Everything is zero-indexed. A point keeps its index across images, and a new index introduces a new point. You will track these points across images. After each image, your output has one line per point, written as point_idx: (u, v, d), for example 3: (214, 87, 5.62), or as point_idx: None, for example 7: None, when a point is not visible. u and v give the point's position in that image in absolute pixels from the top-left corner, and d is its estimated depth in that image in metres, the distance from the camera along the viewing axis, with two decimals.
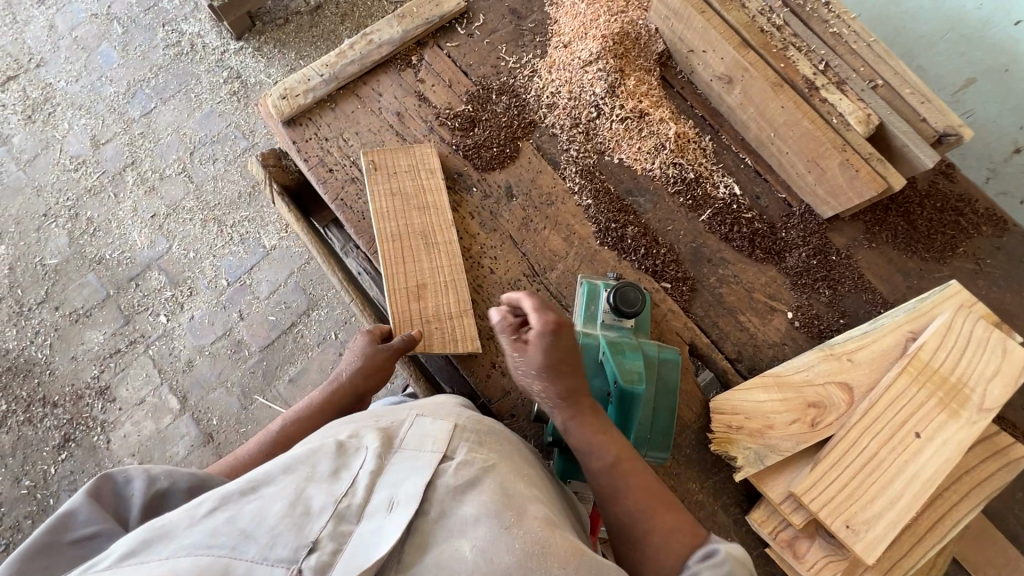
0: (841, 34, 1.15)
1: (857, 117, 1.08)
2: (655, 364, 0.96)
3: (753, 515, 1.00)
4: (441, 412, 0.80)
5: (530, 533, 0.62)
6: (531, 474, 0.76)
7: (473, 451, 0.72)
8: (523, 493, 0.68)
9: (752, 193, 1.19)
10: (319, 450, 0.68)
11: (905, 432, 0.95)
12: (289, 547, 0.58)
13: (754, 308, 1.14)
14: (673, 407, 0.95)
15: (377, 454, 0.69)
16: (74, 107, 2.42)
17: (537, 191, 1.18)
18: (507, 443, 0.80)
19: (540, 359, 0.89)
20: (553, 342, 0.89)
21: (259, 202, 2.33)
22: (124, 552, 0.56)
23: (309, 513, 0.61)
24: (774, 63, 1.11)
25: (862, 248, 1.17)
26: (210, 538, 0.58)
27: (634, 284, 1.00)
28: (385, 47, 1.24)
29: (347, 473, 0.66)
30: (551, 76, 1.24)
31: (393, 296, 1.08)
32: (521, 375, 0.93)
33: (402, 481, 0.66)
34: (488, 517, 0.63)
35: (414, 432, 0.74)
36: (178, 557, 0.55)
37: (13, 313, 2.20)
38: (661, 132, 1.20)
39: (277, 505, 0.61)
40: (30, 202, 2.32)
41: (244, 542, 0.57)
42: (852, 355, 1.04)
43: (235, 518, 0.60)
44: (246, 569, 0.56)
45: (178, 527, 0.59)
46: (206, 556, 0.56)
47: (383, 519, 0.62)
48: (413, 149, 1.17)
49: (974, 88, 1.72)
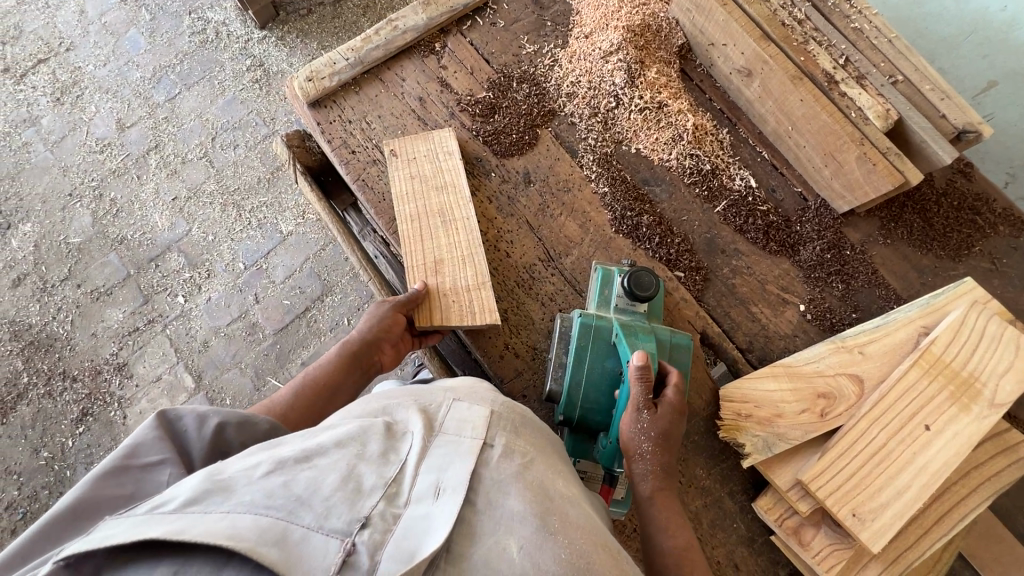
0: (861, 30, 1.16)
1: (876, 112, 1.09)
2: (668, 349, 0.97)
3: (759, 502, 1.01)
4: (478, 396, 0.79)
5: (575, 542, 0.61)
6: (566, 470, 0.76)
7: (512, 441, 0.72)
8: (563, 493, 0.68)
9: (768, 185, 1.20)
10: (367, 427, 0.68)
11: (915, 424, 0.95)
12: (344, 519, 0.55)
13: (766, 300, 1.15)
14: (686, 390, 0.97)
15: (423, 438, 0.68)
16: (101, 90, 2.48)
17: (554, 178, 1.20)
18: (542, 435, 0.79)
19: (665, 428, 0.87)
20: (681, 422, 0.88)
21: (278, 188, 2.37)
22: (186, 498, 0.53)
23: (361, 490, 0.59)
24: (794, 56, 1.12)
25: (877, 244, 1.17)
26: (270, 498, 0.55)
27: (648, 269, 1.01)
28: (409, 34, 1.26)
29: (396, 455, 0.65)
30: (572, 65, 1.25)
31: (412, 270, 1.09)
32: (635, 432, 0.87)
33: (447, 467, 0.65)
34: (533, 519, 0.62)
35: (454, 415, 0.73)
36: (240, 514, 0.51)
37: (37, 289, 2.26)
38: (679, 124, 1.21)
39: (332, 476, 0.59)
40: (57, 182, 2.38)
41: (300, 508, 0.54)
42: (864, 348, 1.05)
43: (292, 483, 0.57)
44: (304, 535, 0.52)
45: (239, 483, 0.56)
46: (266, 518, 0.52)
47: (430, 505, 0.61)
48: (431, 134, 1.19)
49: (995, 91, 1.72)
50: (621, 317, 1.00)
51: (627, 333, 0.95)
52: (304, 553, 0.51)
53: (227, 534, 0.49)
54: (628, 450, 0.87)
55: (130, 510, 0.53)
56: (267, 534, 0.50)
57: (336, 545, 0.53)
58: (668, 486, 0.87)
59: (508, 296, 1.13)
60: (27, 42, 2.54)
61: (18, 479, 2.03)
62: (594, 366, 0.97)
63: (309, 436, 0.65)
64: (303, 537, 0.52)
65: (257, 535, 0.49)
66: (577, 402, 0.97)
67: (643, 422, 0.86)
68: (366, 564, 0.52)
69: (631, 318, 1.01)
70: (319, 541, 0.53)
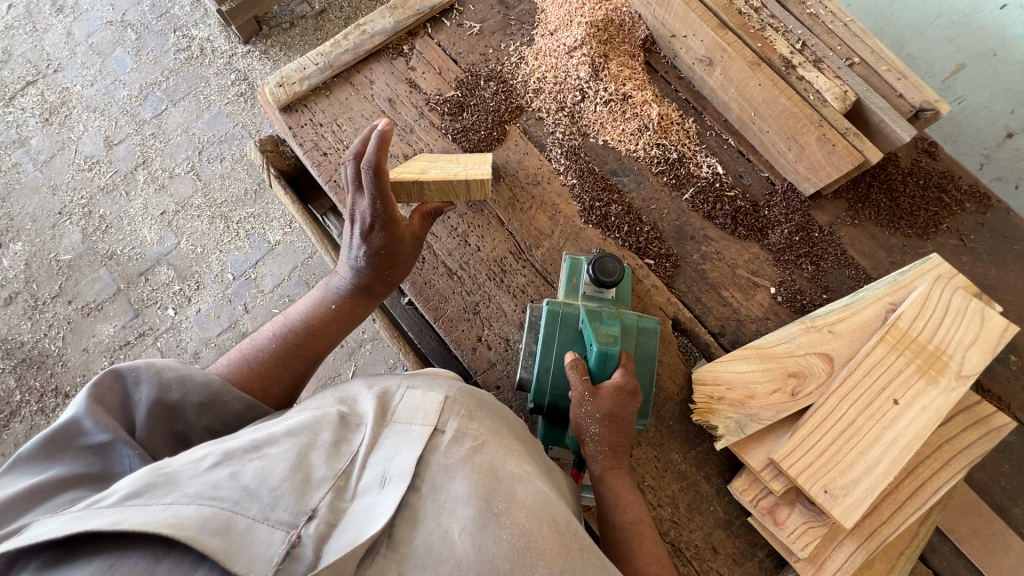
0: (817, 15, 1.17)
1: (833, 93, 1.09)
2: (634, 334, 1.00)
3: (734, 483, 1.01)
4: (431, 383, 0.80)
5: (517, 524, 0.62)
6: (521, 448, 0.76)
7: (464, 425, 0.72)
8: (512, 474, 0.68)
9: (735, 171, 1.22)
10: (320, 419, 0.69)
11: (884, 398, 0.96)
12: (291, 511, 0.56)
13: (737, 284, 1.16)
14: (653, 372, 0.99)
15: (374, 429, 0.69)
16: (90, 109, 2.52)
17: (524, 172, 1.22)
18: (499, 417, 0.80)
19: (610, 408, 0.89)
20: (627, 401, 0.90)
21: (264, 199, 2.40)
22: (128, 491, 0.53)
23: (309, 481, 0.60)
24: (752, 43, 1.13)
25: (845, 225, 1.19)
26: (215, 488, 0.55)
27: (614, 256, 1.02)
28: (377, 37, 1.28)
29: (347, 447, 0.67)
30: (538, 62, 1.27)
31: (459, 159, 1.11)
32: (581, 416, 0.90)
33: (395, 455, 0.66)
34: (478, 502, 0.64)
35: (406, 403, 0.74)
36: (183, 504, 0.52)
37: (29, 307, 2.28)
38: (644, 114, 1.23)
39: (280, 467, 0.60)
40: (46, 201, 2.41)
41: (246, 499, 0.55)
42: (833, 327, 1.05)
43: (239, 473, 0.58)
44: (248, 525, 0.53)
45: (185, 476, 0.57)
46: (210, 507, 0.53)
47: (376, 495, 0.61)
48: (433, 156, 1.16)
49: (964, 74, 1.74)
50: (588, 304, 1.02)
51: (592, 319, 0.97)
52: (247, 543, 0.51)
53: (169, 522, 0.50)
54: (578, 432, 0.91)
55: (68, 508, 0.53)
56: (209, 523, 0.51)
57: (281, 536, 0.53)
58: (620, 463, 0.89)
59: (480, 289, 1.15)
60: (16, 66, 2.58)
61: None
62: (561, 352, 0.99)
63: (261, 431, 0.67)
64: (248, 528, 0.53)
65: (199, 524, 0.50)
66: (547, 388, 0.98)
67: (586, 404, 0.89)
68: (310, 556, 0.53)
69: (599, 305, 1.03)
70: (264, 532, 0.53)
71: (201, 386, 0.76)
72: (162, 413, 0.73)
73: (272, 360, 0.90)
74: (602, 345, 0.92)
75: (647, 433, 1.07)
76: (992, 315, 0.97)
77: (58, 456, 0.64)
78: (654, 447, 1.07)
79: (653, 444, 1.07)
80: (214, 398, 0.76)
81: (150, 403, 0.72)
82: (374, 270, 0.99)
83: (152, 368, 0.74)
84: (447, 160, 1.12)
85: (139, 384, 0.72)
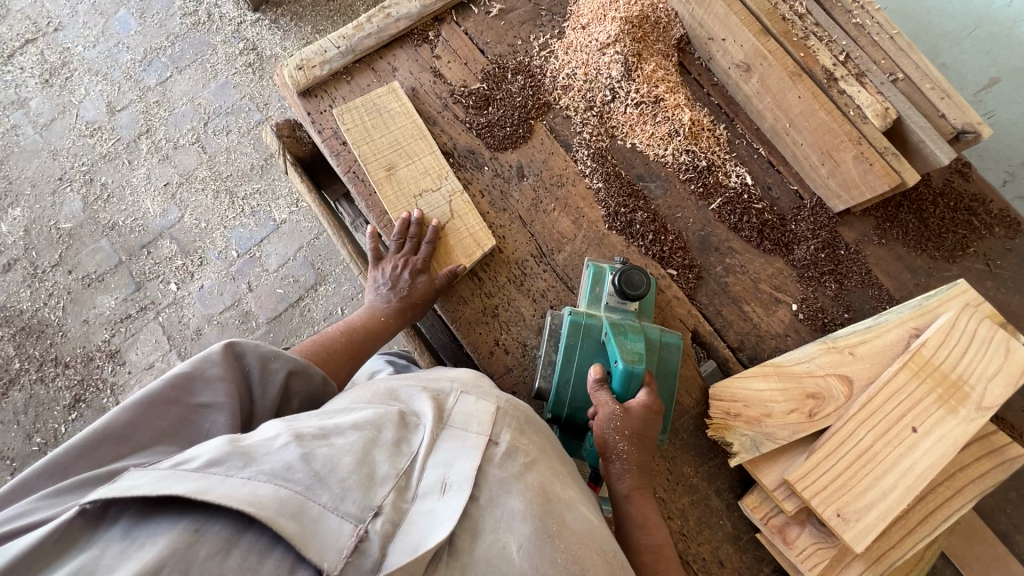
0: (863, 25, 1.11)
1: (874, 110, 1.06)
2: (657, 350, 0.99)
3: (746, 501, 1.02)
4: (482, 392, 0.82)
5: (569, 549, 0.64)
6: (567, 473, 0.79)
7: (515, 440, 0.75)
8: (561, 498, 0.71)
9: (764, 183, 1.19)
10: (383, 415, 0.71)
11: (902, 426, 0.96)
12: (358, 505, 0.59)
13: (759, 299, 1.15)
14: (673, 388, 0.99)
15: (434, 430, 0.71)
16: (91, 72, 2.44)
17: (548, 172, 1.18)
18: (545, 438, 0.82)
19: (639, 427, 0.89)
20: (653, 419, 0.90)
21: (271, 175, 2.35)
22: (209, 458, 0.56)
23: (374, 478, 0.62)
24: (793, 52, 1.09)
25: (871, 244, 1.17)
26: (289, 469, 0.58)
27: (640, 269, 0.99)
28: (402, 22, 1.23)
29: (408, 448, 0.68)
30: (568, 57, 1.23)
31: (421, 164, 1.16)
32: (608, 433, 0.89)
33: (453, 462, 0.68)
34: (532, 520, 0.66)
35: (461, 409, 0.76)
36: (260, 482, 0.55)
37: (28, 275, 2.24)
38: (676, 119, 1.19)
39: (347, 459, 0.62)
40: (46, 166, 2.35)
41: (317, 486, 0.58)
42: (854, 348, 1.05)
43: (310, 457, 0.60)
44: (320, 512, 0.56)
45: (260, 450, 0.59)
46: (285, 489, 0.56)
47: (437, 501, 0.64)
48: (378, 143, 1.16)
49: (996, 88, 1.69)
50: (610, 317, 1.01)
51: (615, 335, 0.95)
52: (319, 530, 0.55)
53: (249, 500, 0.53)
54: (604, 450, 0.90)
55: (152, 465, 0.57)
56: (286, 507, 0.54)
57: (350, 528, 0.57)
58: (643, 485, 0.89)
59: (499, 293, 1.13)
60: (14, 22, 2.48)
61: (12, 465, 2.04)
62: (582, 364, 0.98)
63: (327, 418, 0.68)
64: (319, 515, 0.56)
65: (276, 506, 0.54)
66: (566, 400, 0.98)
67: (615, 422, 0.89)
68: (376, 552, 0.56)
69: (621, 317, 1.01)
70: (334, 522, 0.56)
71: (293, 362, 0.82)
72: (260, 382, 0.79)
73: (340, 346, 0.99)
74: (630, 363, 0.91)
75: (663, 446, 1.07)
76: (1017, 347, 0.96)
77: (165, 406, 0.70)
78: (668, 460, 1.07)
79: (666, 456, 1.07)
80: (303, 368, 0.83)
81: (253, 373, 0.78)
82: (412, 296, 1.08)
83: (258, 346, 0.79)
84: (395, 154, 1.15)
85: (249, 351, 0.78)
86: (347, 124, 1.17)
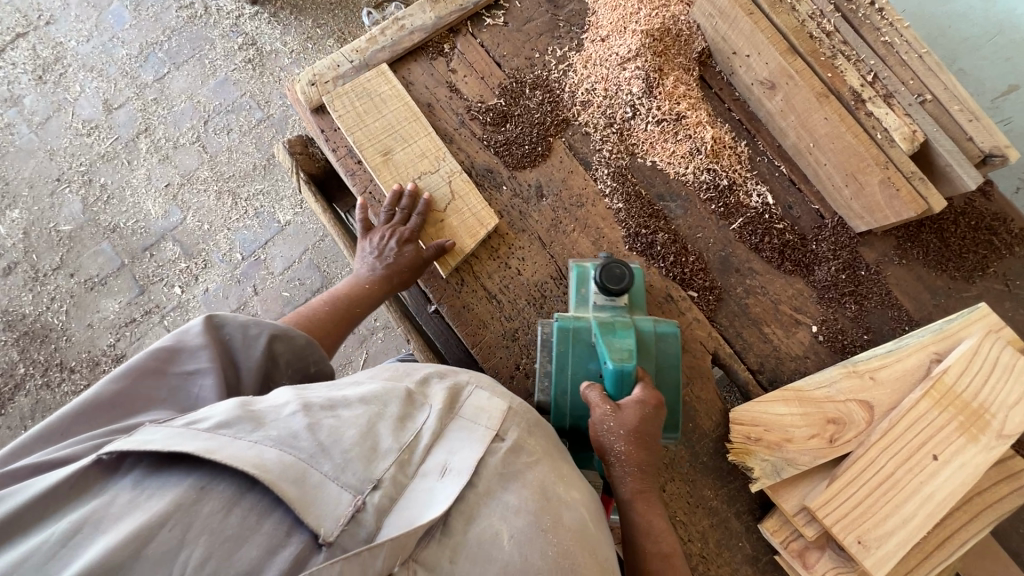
0: (893, 43, 1.08)
1: (902, 133, 1.04)
2: (651, 339, 0.98)
3: (766, 524, 1.03)
4: (498, 388, 0.82)
5: (561, 544, 0.64)
6: (574, 475, 0.77)
7: (522, 438, 0.75)
8: (560, 495, 0.70)
9: (785, 202, 1.18)
10: (391, 390, 0.72)
11: (923, 454, 0.96)
12: (357, 477, 0.60)
13: (779, 321, 1.14)
14: (676, 380, 0.98)
15: (442, 413, 0.72)
16: (86, 68, 2.37)
17: (567, 191, 1.17)
18: (552, 441, 0.81)
19: (637, 423, 0.87)
20: (653, 414, 0.88)
21: (274, 175, 2.31)
22: (219, 420, 0.60)
23: (376, 450, 0.64)
24: (821, 72, 1.07)
25: (892, 264, 1.16)
26: (294, 437, 0.60)
27: (619, 260, 0.97)
28: (417, 34, 1.20)
29: (413, 423, 0.69)
30: (587, 71, 1.20)
31: (418, 154, 1.14)
32: (605, 434, 0.88)
33: (458, 450, 0.69)
34: (527, 515, 0.66)
35: (473, 400, 0.76)
36: (266, 446, 0.58)
37: (29, 278, 2.21)
38: (697, 137, 1.17)
39: (351, 432, 0.64)
40: (43, 166, 2.30)
41: (320, 455, 0.60)
42: (875, 373, 1.05)
43: (316, 428, 0.62)
44: (319, 480, 0.58)
45: (269, 416, 0.62)
46: (289, 455, 0.58)
47: (435, 482, 0.65)
48: (372, 129, 1.14)
49: (1016, 95, 1.67)
50: (599, 314, 0.99)
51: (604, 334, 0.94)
52: (318, 498, 0.57)
53: (253, 462, 0.56)
54: (604, 452, 0.89)
55: (168, 422, 0.60)
56: (289, 471, 0.57)
57: (348, 499, 0.59)
58: (647, 490, 0.87)
59: (519, 316, 1.12)
60: (5, 15, 2.40)
61: None
62: (577, 369, 0.98)
63: (339, 391, 0.71)
64: (319, 483, 0.58)
65: (279, 471, 0.56)
66: (566, 407, 0.98)
67: (608, 422, 0.88)
68: (370, 525, 0.58)
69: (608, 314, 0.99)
70: (334, 490, 0.58)
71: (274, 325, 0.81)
72: (242, 347, 0.78)
73: (325, 317, 0.99)
74: (619, 363, 0.89)
75: (682, 468, 1.08)
76: None
77: (148, 371, 0.71)
78: (688, 482, 1.08)
79: (686, 479, 1.08)
80: (286, 332, 0.82)
81: (237, 339, 0.78)
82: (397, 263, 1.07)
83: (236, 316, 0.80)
84: (392, 140, 1.14)
85: (228, 321, 0.79)
86: (338, 110, 1.15)
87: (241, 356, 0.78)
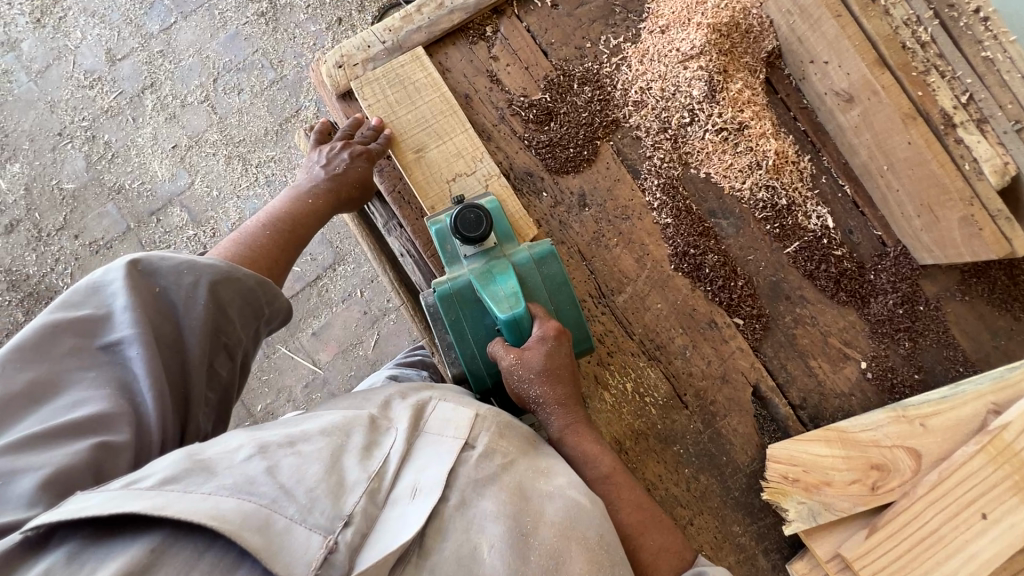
0: (994, 60, 0.96)
1: (993, 165, 0.92)
2: (533, 270, 0.93)
3: (795, 566, 1.01)
4: (463, 401, 0.81)
5: (545, 546, 0.65)
6: (551, 459, 0.78)
7: (494, 442, 0.74)
8: (540, 492, 0.71)
9: (845, 226, 1.09)
10: (353, 421, 0.71)
11: (972, 511, 0.90)
12: (327, 516, 0.58)
13: (826, 353, 1.08)
14: (572, 294, 0.93)
15: (408, 435, 0.71)
16: (88, 13, 2.22)
17: (612, 202, 1.08)
18: (528, 438, 0.81)
19: (544, 364, 0.85)
20: (553, 351, 0.86)
21: (286, 141, 2.17)
22: (164, 475, 0.56)
23: (344, 484, 0.62)
24: (909, 89, 0.95)
25: (954, 301, 1.07)
26: (252, 483, 0.58)
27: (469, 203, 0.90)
28: (457, 14, 1.09)
29: (379, 451, 0.68)
30: (642, 67, 1.08)
31: (454, 154, 1.04)
32: (520, 386, 0.86)
33: (426, 467, 0.68)
34: (507, 520, 0.66)
35: (439, 414, 0.76)
36: (222, 496, 0.55)
37: (33, 237, 2.12)
38: (759, 150, 1.07)
39: (315, 467, 0.62)
40: (44, 118, 2.18)
41: (283, 498, 0.58)
42: (926, 420, 0.99)
43: (275, 469, 0.60)
44: (286, 525, 0.56)
45: (221, 465, 0.59)
46: (250, 503, 0.56)
47: (407, 506, 0.64)
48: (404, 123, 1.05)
49: None
50: (473, 266, 0.92)
51: (483, 284, 0.89)
52: (285, 543, 0.54)
53: (209, 513, 0.53)
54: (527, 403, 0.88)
55: (104, 486, 0.56)
56: (251, 519, 0.54)
57: (318, 540, 0.56)
58: (577, 418, 0.88)
59: None
60: None
61: None
62: (473, 330, 0.92)
63: (295, 425, 0.69)
64: (286, 527, 0.56)
65: (240, 521, 0.53)
66: (483, 371, 0.93)
67: (518, 371, 0.85)
68: (344, 562, 0.56)
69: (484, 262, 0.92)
70: (302, 533, 0.56)
71: (213, 268, 0.77)
72: (177, 303, 0.74)
73: (270, 245, 0.90)
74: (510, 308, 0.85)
75: (711, 501, 1.05)
76: None
77: (64, 344, 0.67)
78: (717, 516, 1.04)
79: (715, 512, 1.04)
80: (228, 274, 0.78)
81: (176, 292, 0.74)
82: (348, 179, 1.00)
83: (166, 263, 0.75)
84: (424, 135, 1.04)
85: (160, 274, 0.75)
86: (368, 99, 1.05)
87: (182, 308, 0.74)
